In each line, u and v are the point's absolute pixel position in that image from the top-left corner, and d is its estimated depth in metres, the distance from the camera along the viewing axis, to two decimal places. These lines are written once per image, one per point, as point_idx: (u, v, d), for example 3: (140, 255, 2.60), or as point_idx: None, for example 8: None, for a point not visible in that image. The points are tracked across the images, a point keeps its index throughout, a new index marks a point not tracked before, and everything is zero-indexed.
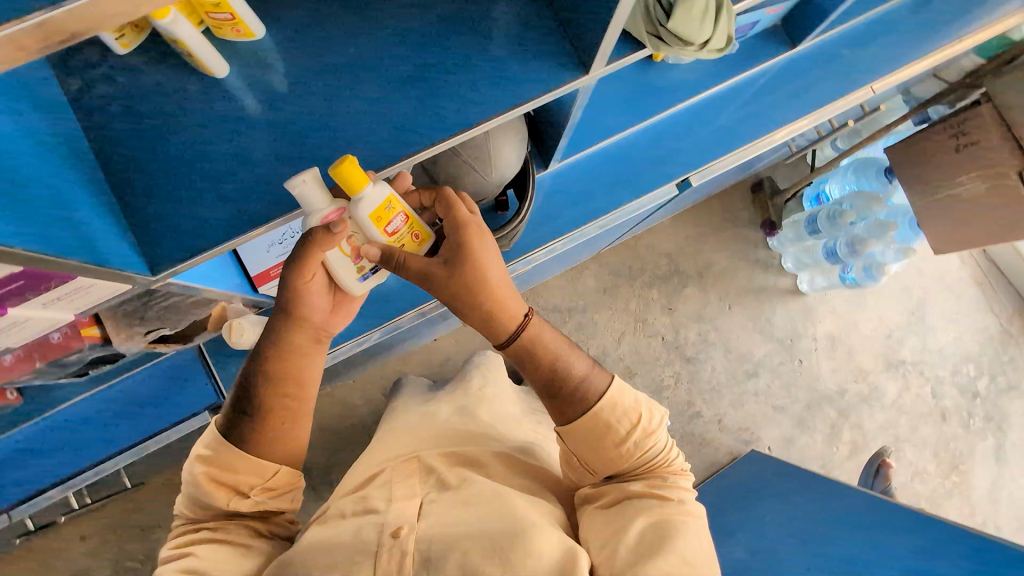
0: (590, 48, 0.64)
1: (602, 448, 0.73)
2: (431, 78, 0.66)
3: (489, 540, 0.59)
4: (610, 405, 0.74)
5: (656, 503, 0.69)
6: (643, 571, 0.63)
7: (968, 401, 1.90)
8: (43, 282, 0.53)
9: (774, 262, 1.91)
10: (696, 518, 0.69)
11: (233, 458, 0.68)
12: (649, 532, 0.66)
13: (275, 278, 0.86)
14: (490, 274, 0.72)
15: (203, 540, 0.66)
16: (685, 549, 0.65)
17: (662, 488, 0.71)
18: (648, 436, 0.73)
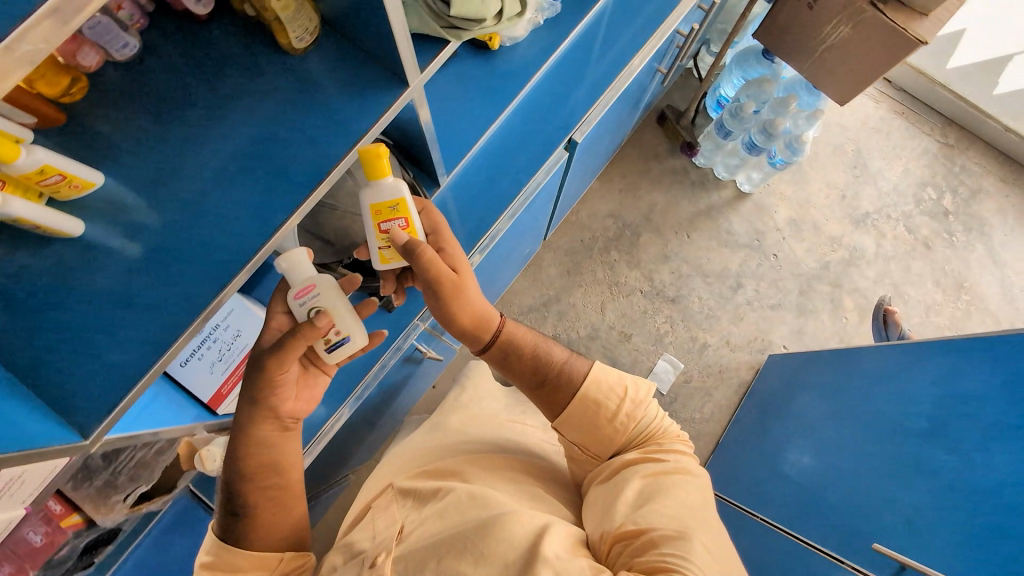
0: (398, 62, 0.67)
1: (597, 427, 0.74)
2: (274, 150, 0.68)
3: (462, 538, 0.60)
4: (595, 385, 0.75)
5: (651, 464, 0.70)
6: (635, 515, 0.63)
7: (942, 222, 1.92)
8: None
9: (709, 178, 1.94)
10: (695, 477, 0.69)
11: (233, 558, 0.68)
12: (647, 488, 0.67)
13: (229, 395, 0.86)
14: (470, 289, 0.79)
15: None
16: (679, 500, 0.65)
17: (658, 452, 0.71)
18: (639, 407, 0.75)
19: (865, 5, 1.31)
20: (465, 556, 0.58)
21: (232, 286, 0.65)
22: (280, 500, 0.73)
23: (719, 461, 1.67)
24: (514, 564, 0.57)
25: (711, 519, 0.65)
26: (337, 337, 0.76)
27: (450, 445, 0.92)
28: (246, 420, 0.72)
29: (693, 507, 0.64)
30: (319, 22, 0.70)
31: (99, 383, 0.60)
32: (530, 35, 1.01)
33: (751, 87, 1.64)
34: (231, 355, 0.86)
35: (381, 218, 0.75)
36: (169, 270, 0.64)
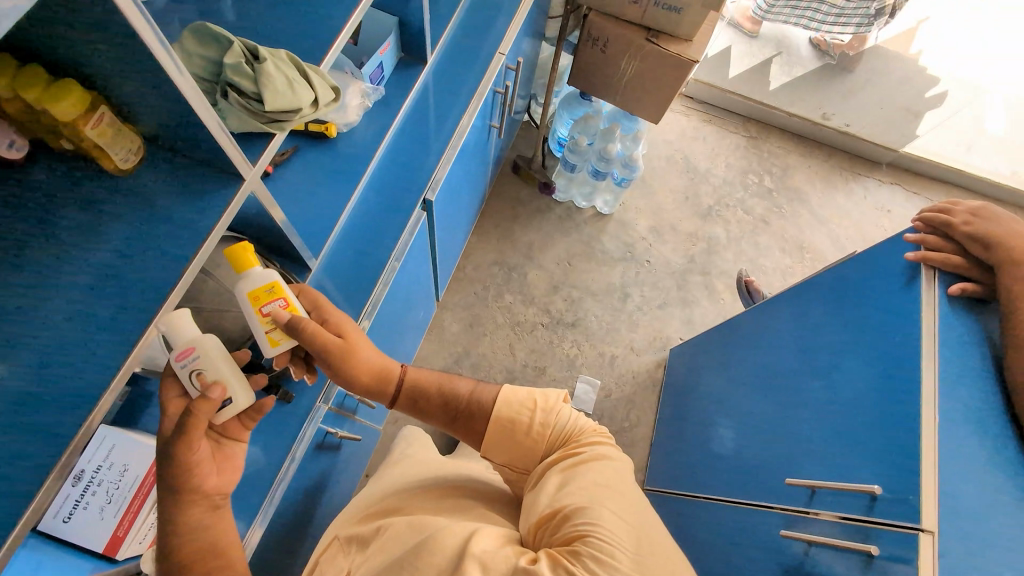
0: (230, 160, 0.72)
1: (516, 440, 0.79)
2: (122, 267, 0.68)
3: (396, 565, 0.61)
4: (505, 404, 0.80)
5: (569, 458, 0.75)
6: (557, 503, 0.67)
7: (769, 199, 2.24)
8: None
9: (573, 208, 2.14)
10: (612, 461, 0.74)
11: None
12: (565, 478, 0.71)
13: (126, 534, 0.79)
14: (368, 354, 0.83)
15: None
16: (595, 481, 0.70)
17: (575, 447, 0.77)
18: (552, 414, 0.80)
19: (642, 41, 1.59)
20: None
21: (101, 410, 0.63)
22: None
23: (657, 460, 1.74)
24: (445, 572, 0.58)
25: (625, 494, 0.70)
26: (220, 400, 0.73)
27: (395, 485, 0.91)
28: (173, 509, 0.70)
29: (607, 486, 0.69)
30: (142, 149, 0.74)
31: None
32: (365, 117, 1.11)
33: (579, 124, 1.87)
34: (123, 490, 0.81)
35: (258, 301, 0.73)
36: (28, 407, 0.62)
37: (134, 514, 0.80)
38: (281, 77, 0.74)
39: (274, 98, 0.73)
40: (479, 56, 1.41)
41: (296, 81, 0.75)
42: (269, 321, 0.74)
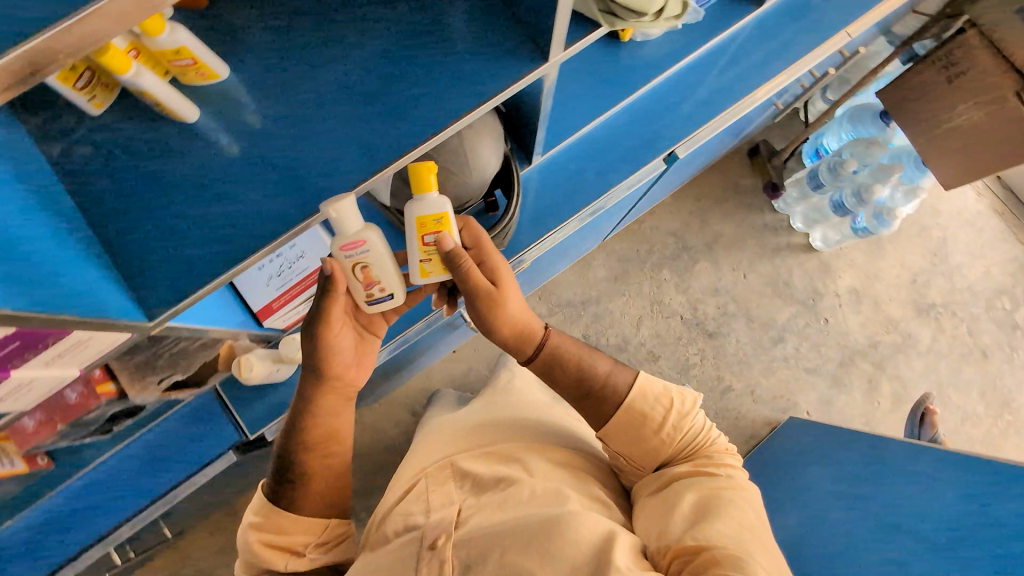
0: (547, 33, 0.63)
1: (642, 441, 0.73)
2: (397, 89, 0.65)
3: (526, 535, 0.59)
4: (641, 396, 0.74)
5: (703, 478, 0.68)
6: (701, 536, 0.61)
7: (1008, 335, 1.82)
8: (42, 341, 0.51)
9: (783, 225, 1.87)
10: (747, 495, 0.67)
11: (282, 520, 0.70)
12: (697, 508, 0.64)
13: (278, 310, 0.86)
14: (515, 299, 0.74)
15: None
16: (735, 522, 0.62)
17: (708, 466, 0.69)
18: (683, 418, 0.73)
19: (1009, 93, 1.22)
20: (531, 552, 0.58)
21: (322, 214, 0.63)
22: (331, 486, 0.74)
23: None
24: (582, 567, 0.57)
25: (769, 542, 0.63)
26: (380, 293, 0.72)
27: (506, 419, 0.89)
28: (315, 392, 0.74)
29: (753, 533, 0.62)
30: None
31: (178, 270, 0.61)
32: (665, 36, 0.97)
33: (858, 144, 1.57)
34: (289, 275, 0.84)
35: (425, 230, 0.69)
36: (270, 178, 0.63)
37: (290, 297, 0.86)
38: None
39: None
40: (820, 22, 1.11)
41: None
42: (430, 251, 0.70)
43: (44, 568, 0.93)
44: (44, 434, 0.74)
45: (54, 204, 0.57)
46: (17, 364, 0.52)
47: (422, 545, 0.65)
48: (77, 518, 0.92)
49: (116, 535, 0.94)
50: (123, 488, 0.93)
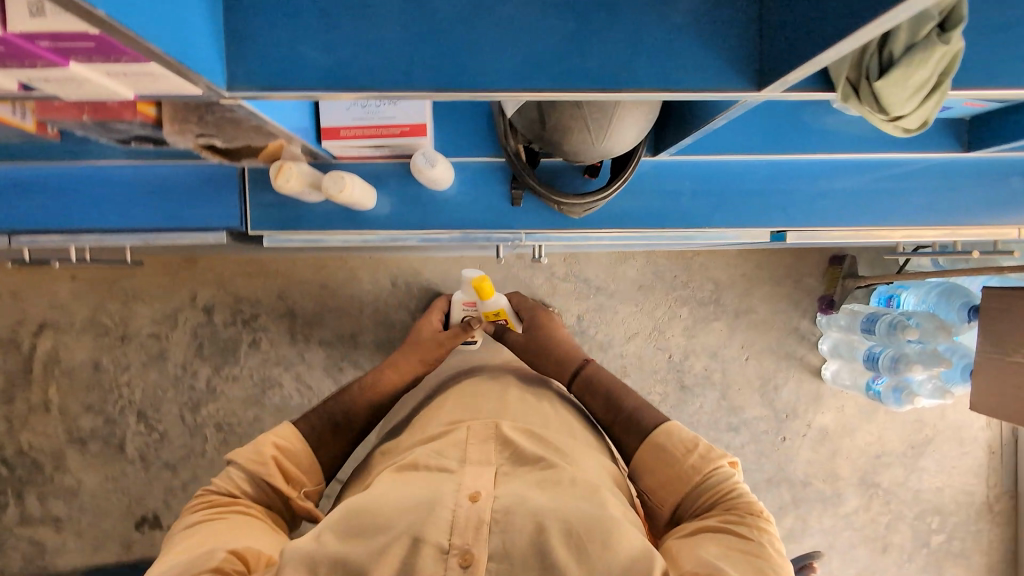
0: (778, 61, 0.54)
1: (666, 477, 0.72)
2: (594, 14, 0.56)
3: (566, 523, 0.56)
4: (665, 435, 0.75)
5: (724, 530, 0.63)
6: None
7: (915, 547, 1.87)
8: (116, 55, 0.45)
9: (811, 338, 1.83)
10: (772, 544, 0.62)
11: (302, 454, 0.80)
12: (716, 543, 0.61)
13: (342, 140, 0.81)
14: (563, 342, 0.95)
15: (234, 511, 0.71)
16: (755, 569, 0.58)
17: (734, 522, 0.64)
18: (710, 465, 0.71)
19: None
20: (569, 541, 0.54)
21: (451, 96, 0.57)
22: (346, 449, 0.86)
23: None
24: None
25: None
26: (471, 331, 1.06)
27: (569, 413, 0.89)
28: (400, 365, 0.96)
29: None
30: None
31: (278, 58, 0.55)
32: None
33: (930, 320, 1.50)
34: (376, 112, 0.80)
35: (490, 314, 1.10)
36: (420, 25, 0.55)
37: (361, 135, 0.80)
38: (928, 75, 0.51)
39: (888, 84, 0.52)
40: (1004, 198, 1.01)
41: (921, 93, 0.52)
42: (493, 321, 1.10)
43: (11, 222, 0.91)
44: (69, 115, 0.69)
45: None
46: (81, 61, 0.46)
47: (457, 492, 0.59)
48: (63, 200, 0.91)
49: (87, 236, 0.93)
50: (116, 200, 0.91)
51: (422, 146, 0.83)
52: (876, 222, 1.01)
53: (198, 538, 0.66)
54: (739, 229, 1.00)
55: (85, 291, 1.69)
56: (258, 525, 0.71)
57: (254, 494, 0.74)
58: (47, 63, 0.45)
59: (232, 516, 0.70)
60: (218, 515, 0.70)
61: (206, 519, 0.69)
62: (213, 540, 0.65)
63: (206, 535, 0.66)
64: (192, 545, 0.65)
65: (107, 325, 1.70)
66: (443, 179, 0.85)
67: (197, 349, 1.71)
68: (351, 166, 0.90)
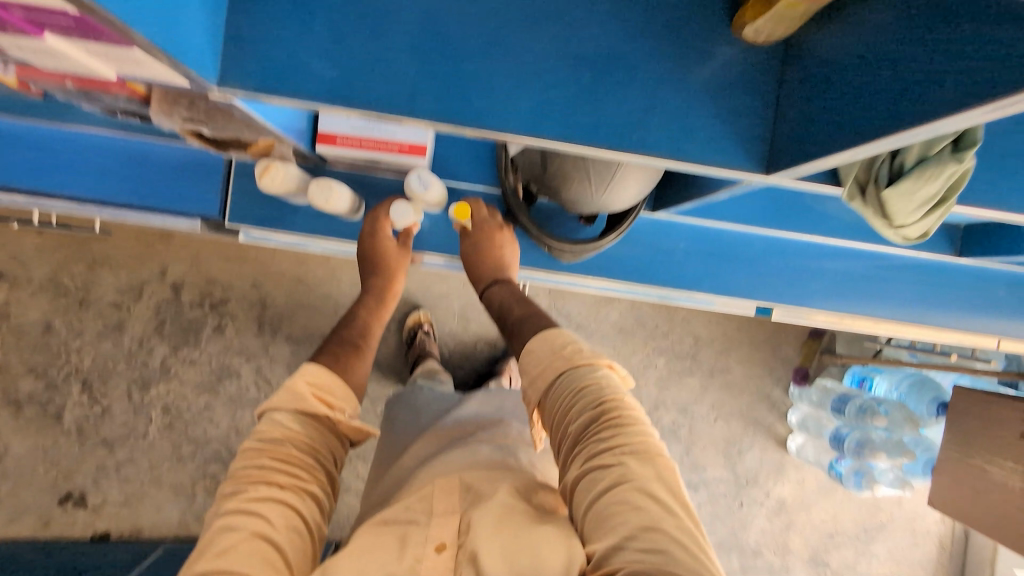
0: (789, 151, 0.53)
1: (534, 383, 0.61)
2: (612, 71, 0.54)
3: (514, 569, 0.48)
4: (539, 349, 0.62)
5: (592, 473, 0.51)
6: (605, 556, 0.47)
7: None
8: (96, 35, 0.41)
9: (781, 407, 1.82)
10: (651, 463, 0.52)
11: (333, 381, 0.64)
12: (589, 492, 0.51)
13: (337, 148, 0.78)
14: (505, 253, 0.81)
15: (268, 499, 0.53)
16: (631, 511, 0.48)
17: (601, 454, 0.52)
18: (573, 373, 0.58)
19: None
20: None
21: (450, 129, 0.54)
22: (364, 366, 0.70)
23: None
24: None
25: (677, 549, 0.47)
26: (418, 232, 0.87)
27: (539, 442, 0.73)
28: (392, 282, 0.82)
29: (660, 524, 0.47)
30: (789, 35, 0.53)
31: (279, 62, 0.52)
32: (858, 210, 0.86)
33: (898, 408, 1.51)
34: (375, 126, 0.77)
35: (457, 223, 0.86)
36: (431, 51, 0.53)
37: (357, 147, 0.77)
38: (936, 190, 0.49)
39: (896, 194, 0.50)
40: (987, 306, 1.01)
41: (928, 205, 0.51)
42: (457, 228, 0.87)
43: None
44: (50, 80, 0.65)
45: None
46: (56, 36, 0.42)
47: (423, 543, 0.52)
48: (38, 161, 0.86)
49: (54, 202, 0.88)
50: (93, 170, 0.87)
51: (419, 167, 0.80)
52: (861, 311, 1.00)
53: (223, 542, 0.50)
54: (727, 298, 0.98)
55: (50, 249, 1.62)
56: (297, 529, 0.54)
57: (296, 458, 0.57)
58: (18, 31, 0.41)
59: (266, 509, 0.53)
60: (250, 505, 0.53)
61: (238, 505, 0.53)
62: (238, 558, 0.48)
63: (234, 539, 0.50)
64: (216, 556, 0.49)
65: (67, 287, 1.62)
66: (437, 203, 0.83)
67: (157, 326, 1.65)
68: (342, 172, 0.87)
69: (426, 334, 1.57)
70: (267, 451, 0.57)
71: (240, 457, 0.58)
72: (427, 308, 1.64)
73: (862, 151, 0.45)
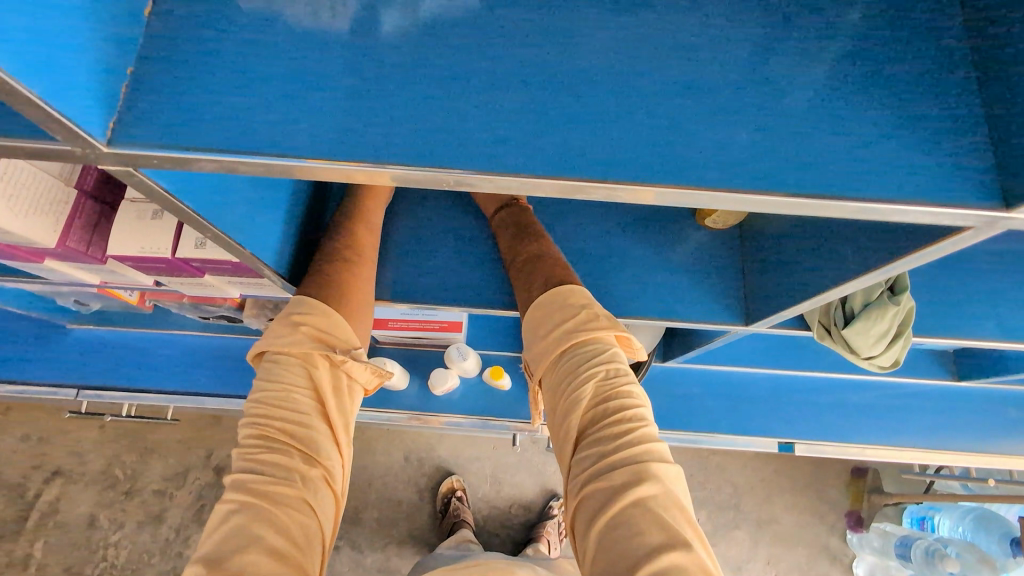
0: (758, 304, 0.65)
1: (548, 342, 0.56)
2: (609, 255, 0.70)
3: None
4: (561, 306, 0.57)
5: (610, 447, 0.50)
6: (606, 530, 0.47)
7: None
8: (240, 272, 0.58)
9: (844, 559, 1.66)
10: (675, 507, 0.48)
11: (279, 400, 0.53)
12: (606, 538, 0.47)
13: (389, 330, 0.92)
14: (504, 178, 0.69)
15: (281, 454, 0.51)
16: (638, 505, 0.47)
17: (615, 436, 0.50)
18: (578, 351, 0.55)
19: None
20: None
21: (485, 309, 0.70)
22: (359, 308, 0.62)
23: None
24: None
25: (659, 516, 0.47)
26: None
27: None
28: (376, 208, 0.67)
29: (651, 504, 0.47)
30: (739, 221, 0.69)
31: None
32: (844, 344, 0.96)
33: (971, 550, 1.37)
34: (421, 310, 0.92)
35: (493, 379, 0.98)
36: (471, 258, 0.72)
37: (406, 327, 0.92)
38: (888, 327, 0.60)
39: (854, 332, 0.61)
40: (1003, 426, 1.04)
41: (887, 339, 0.61)
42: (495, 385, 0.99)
43: (84, 378, 1.02)
44: (171, 298, 0.83)
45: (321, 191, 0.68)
46: (212, 274, 0.59)
47: None
48: (139, 362, 1.03)
49: (143, 395, 1.02)
50: (183, 365, 1.03)
51: (458, 340, 0.94)
52: (880, 439, 1.04)
53: (217, 549, 0.45)
54: (747, 435, 1.03)
55: (108, 439, 1.73)
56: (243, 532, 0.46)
57: (308, 435, 0.52)
58: (188, 273, 0.58)
59: (278, 509, 0.48)
60: (259, 496, 0.48)
61: (247, 492, 0.49)
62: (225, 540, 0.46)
63: (236, 550, 0.45)
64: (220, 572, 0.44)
65: (116, 477, 1.69)
66: (474, 371, 0.95)
67: (196, 511, 1.67)
68: (392, 350, 1.01)
69: (459, 500, 1.56)
70: (272, 423, 0.52)
71: (240, 426, 0.53)
72: (459, 473, 1.66)
73: (806, 306, 0.57)
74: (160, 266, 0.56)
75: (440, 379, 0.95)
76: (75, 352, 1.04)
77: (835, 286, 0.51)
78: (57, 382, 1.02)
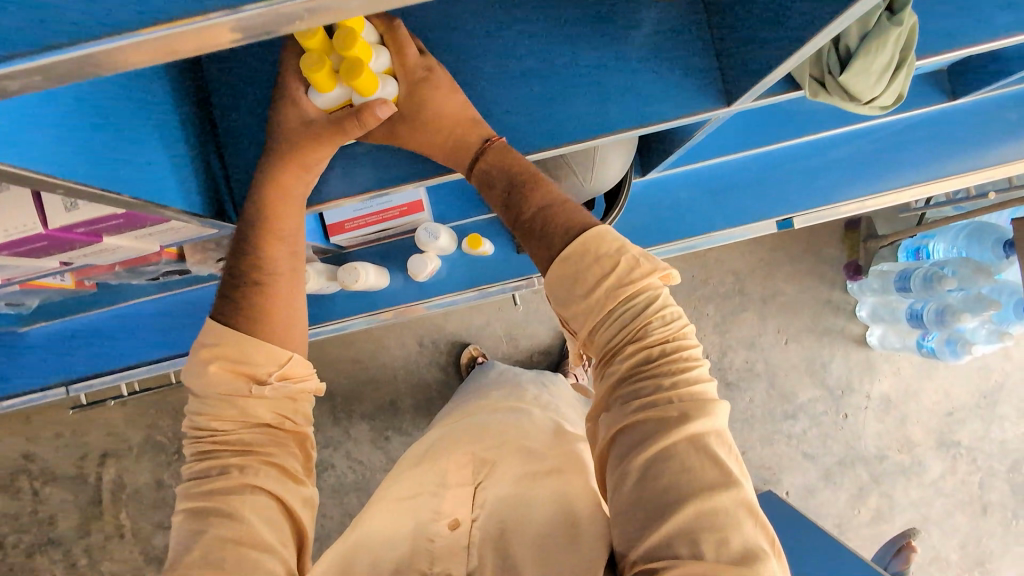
0: (737, 76, 0.56)
1: (578, 286, 0.48)
2: (556, 71, 0.59)
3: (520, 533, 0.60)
4: (591, 245, 0.48)
5: (659, 396, 0.45)
6: (658, 476, 0.43)
7: (1018, 502, 1.70)
8: (139, 222, 0.50)
9: (847, 307, 1.74)
10: (731, 447, 0.44)
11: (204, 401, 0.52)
12: (654, 484, 0.43)
13: (348, 232, 0.85)
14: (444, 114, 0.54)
15: (222, 451, 0.50)
16: (694, 449, 0.43)
17: (665, 381, 0.45)
18: (623, 306, 0.47)
19: None
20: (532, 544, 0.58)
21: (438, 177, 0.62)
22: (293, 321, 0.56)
23: None
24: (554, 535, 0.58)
25: (713, 454, 0.43)
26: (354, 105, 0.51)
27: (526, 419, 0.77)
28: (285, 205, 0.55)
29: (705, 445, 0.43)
30: None
31: None
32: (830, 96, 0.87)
33: (966, 264, 1.41)
34: (374, 202, 0.84)
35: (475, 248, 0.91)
36: None
37: (364, 224, 0.85)
38: (890, 56, 0.52)
39: (852, 75, 0.53)
40: (999, 134, 0.99)
41: (888, 72, 0.54)
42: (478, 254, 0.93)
43: (69, 372, 0.98)
44: (103, 270, 0.75)
45: (190, 107, 0.54)
46: (112, 234, 0.51)
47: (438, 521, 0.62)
48: (114, 341, 0.97)
49: (134, 371, 0.98)
50: (158, 331, 0.97)
51: (424, 221, 0.87)
52: (876, 187, 1.01)
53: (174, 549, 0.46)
54: (739, 223, 1.00)
55: (135, 414, 1.75)
56: (192, 524, 0.46)
57: (248, 438, 0.50)
58: (83, 243, 0.50)
59: (221, 499, 0.47)
60: (204, 495, 0.48)
61: (200, 489, 0.48)
62: (180, 537, 0.46)
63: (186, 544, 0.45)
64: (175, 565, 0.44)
65: (161, 442, 1.75)
66: (451, 246, 0.89)
67: None
68: (362, 250, 0.94)
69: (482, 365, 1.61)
70: (212, 434, 0.51)
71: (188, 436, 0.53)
72: (475, 341, 1.69)
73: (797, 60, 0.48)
74: (44, 246, 0.48)
75: (418, 267, 0.89)
76: (46, 351, 0.98)
77: (813, 34, 0.44)
78: (44, 384, 0.98)
